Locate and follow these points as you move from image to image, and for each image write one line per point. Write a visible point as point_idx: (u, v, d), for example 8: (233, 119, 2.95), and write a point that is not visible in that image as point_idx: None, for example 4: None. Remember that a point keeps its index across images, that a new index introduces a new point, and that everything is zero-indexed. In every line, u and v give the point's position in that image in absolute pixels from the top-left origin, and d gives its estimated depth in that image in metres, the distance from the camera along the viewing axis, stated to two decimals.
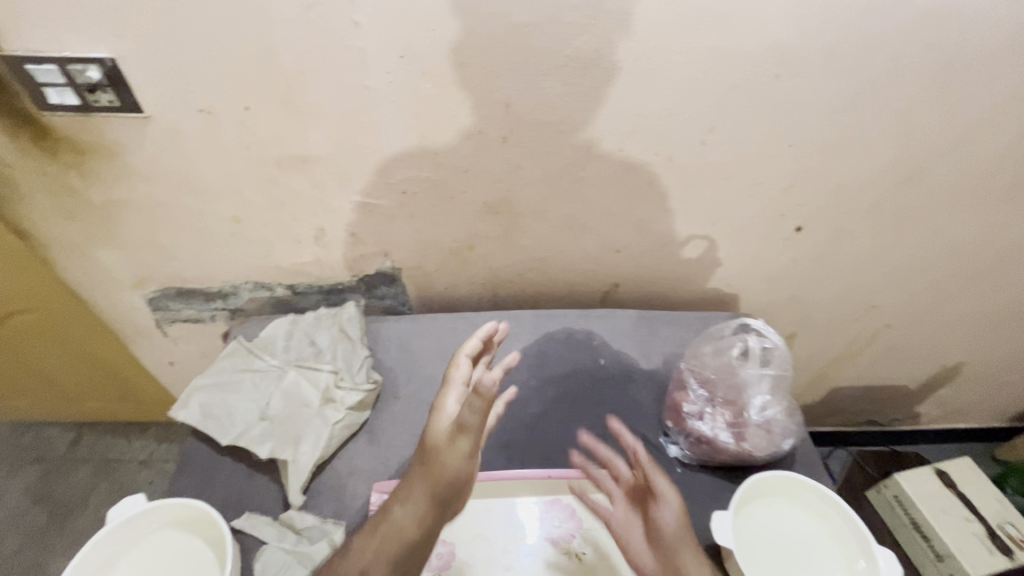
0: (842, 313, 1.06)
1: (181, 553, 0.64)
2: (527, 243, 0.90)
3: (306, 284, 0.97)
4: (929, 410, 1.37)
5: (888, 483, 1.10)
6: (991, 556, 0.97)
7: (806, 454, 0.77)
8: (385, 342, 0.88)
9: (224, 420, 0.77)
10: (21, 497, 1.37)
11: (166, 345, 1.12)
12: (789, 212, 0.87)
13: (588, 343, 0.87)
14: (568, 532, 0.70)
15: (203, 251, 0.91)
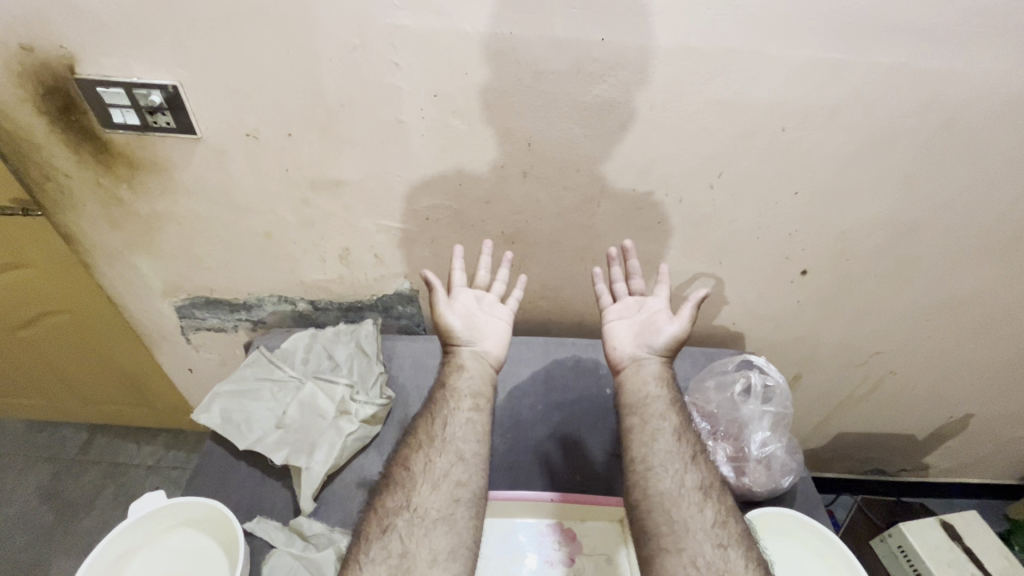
0: (845, 357, 1.08)
1: (196, 552, 0.67)
2: (540, 271, 0.94)
3: (327, 300, 1.02)
4: (937, 462, 1.36)
5: (892, 532, 1.08)
6: None
7: (806, 493, 0.77)
8: (399, 360, 0.92)
9: (242, 425, 0.80)
10: (32, 493, 1.40)
11: (187, 352, 1.16)
12: (794, 256, 0.90)
13: (595, 371, 0.91)
14: (568, 556, 0.71)
15: (235, 264, 0.96)
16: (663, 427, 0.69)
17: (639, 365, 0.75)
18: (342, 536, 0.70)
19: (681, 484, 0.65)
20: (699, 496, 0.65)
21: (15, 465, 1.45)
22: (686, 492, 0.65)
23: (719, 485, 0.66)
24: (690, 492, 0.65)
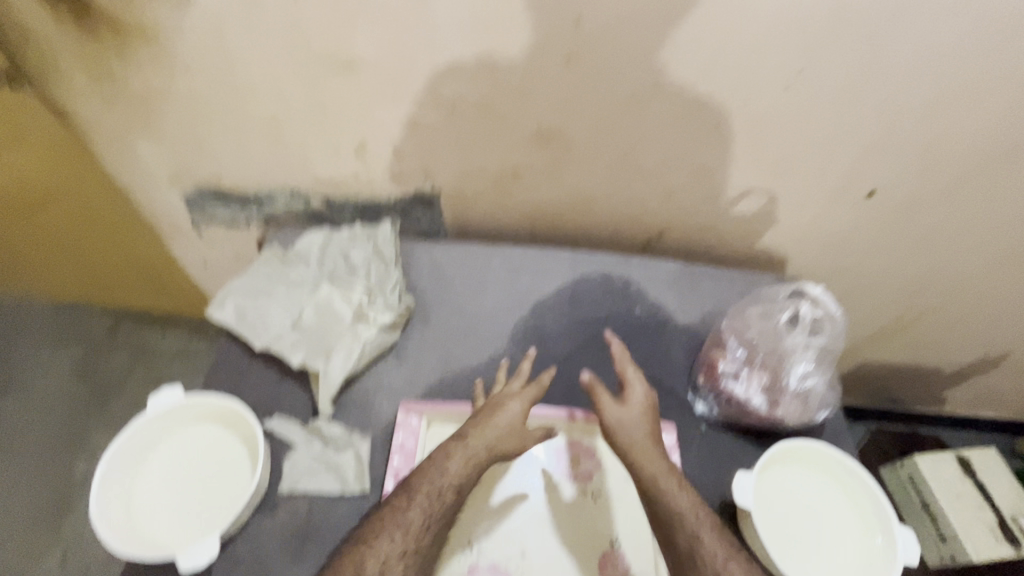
0: (892, 289, 1.01)
1: (215, 444, 0.67)
2: (574, 177, 0.85)
3: (342, 198, 0.95)
4: (954, 394, 1.31)
5: (905, 463, 1.09)
6: (997, 544, 0.97)
7: (836, 427, 0.75)
8: (419, 266, 0.87)
9: (257, 325, 0.78)
10: (66, 373, 1.45)
11: (200, 246, 1.12)
12: (864, 173, 0.79)
13: (625, 290, 0.86)
14: (586, 471, 0.70)
15: (242, 153, 0.88)
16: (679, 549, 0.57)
17: (643, 473, 0.61)
18: (360, 440, 0.69)
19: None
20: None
21: (47, 345, 1.49)
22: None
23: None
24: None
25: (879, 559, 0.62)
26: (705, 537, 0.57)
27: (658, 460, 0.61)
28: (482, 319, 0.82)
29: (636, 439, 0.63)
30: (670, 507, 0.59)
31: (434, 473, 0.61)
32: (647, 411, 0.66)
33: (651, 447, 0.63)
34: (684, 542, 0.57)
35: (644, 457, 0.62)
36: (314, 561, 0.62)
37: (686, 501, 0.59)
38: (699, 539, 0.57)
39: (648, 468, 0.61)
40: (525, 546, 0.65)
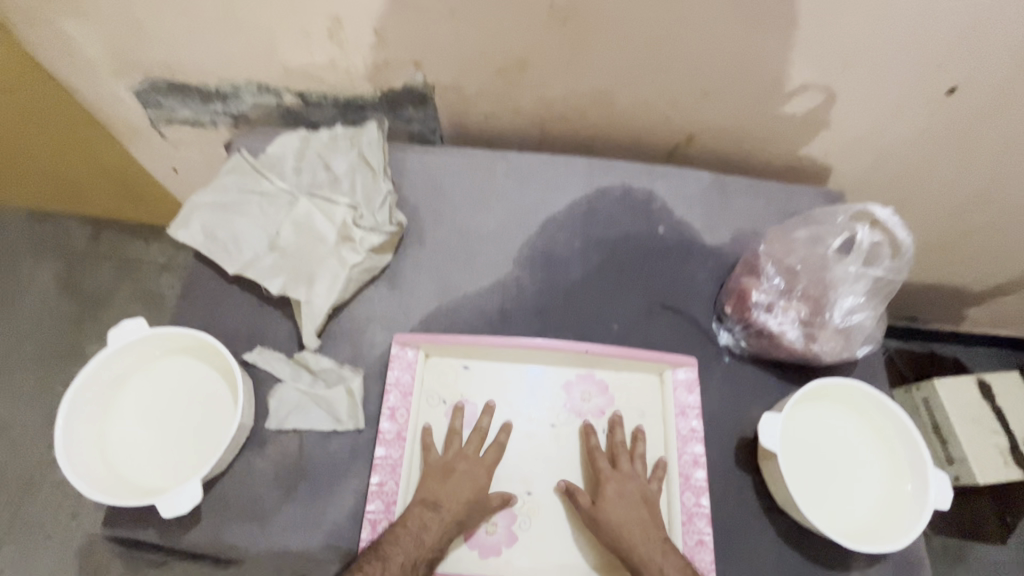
0: (944, 207, 0.89)
1: (192, 382, 0.61)
2: (595, 69, 0.70)
3: (319, 94, 0.81)
4: (978, 312, 1.17)
5: (921, 386, 1.04)
6: (1005, 467, 0.95)
7: (871, 361, 0.69)
8: (411, 177, 0.76)
9: (229, 246, 0.68)
10: (49, 282, 1.35)
11: (166, 149, 0.99)
12: (949, 64, 0.65)
13: (647, 205, 0.75)
14: (597, 407, 0.65)
15: (193, 36, 0.72)
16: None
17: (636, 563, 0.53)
18: (351, 374, 0.63)
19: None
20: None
21: (21, 254, 1.37)
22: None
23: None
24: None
25: (907, 505, 0.58)
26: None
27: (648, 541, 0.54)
28: (484, 240, 0.73)
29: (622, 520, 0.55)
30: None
31: (405, 536, 0.53)
32: (637, 493, 0.58)
33: (639, 529, 0.55)
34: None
35: (631, 539, 0.54)
36: (309, 498, 0.59)
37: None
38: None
39: (635, 547, 0.54)
40: (531, 484, 0.61)
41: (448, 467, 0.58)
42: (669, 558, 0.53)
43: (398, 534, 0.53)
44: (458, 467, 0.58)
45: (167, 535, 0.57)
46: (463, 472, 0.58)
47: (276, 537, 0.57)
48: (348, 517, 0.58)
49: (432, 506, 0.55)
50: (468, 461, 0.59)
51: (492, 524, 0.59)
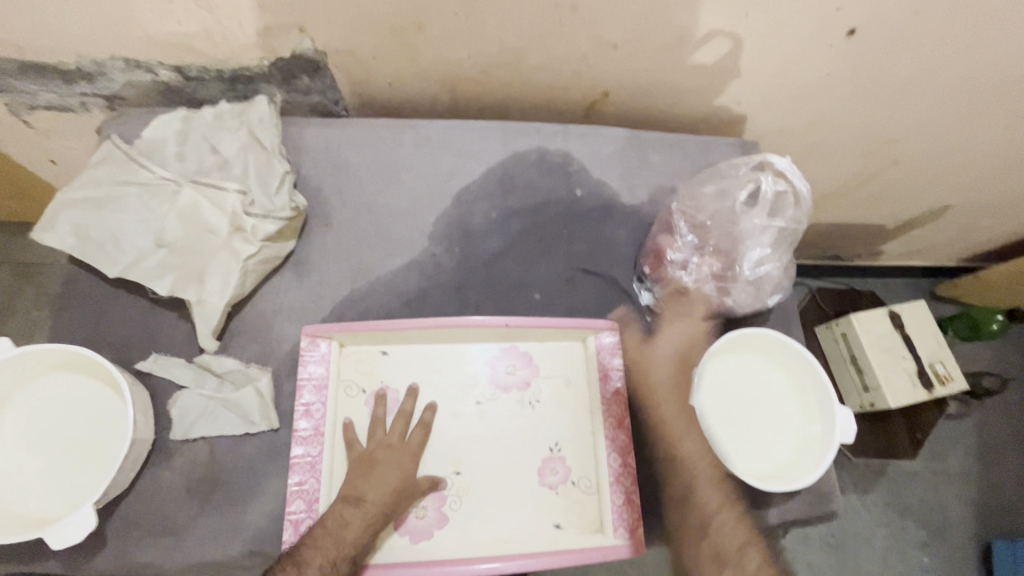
0: (854, 148, 0.90)
1: (78, 400, 0.56)
2: (496, 24, 0.66)
3: (200, 67, 0.73)
4: (892, 247, 1.24)
5: (841, 322, 1.09)
6: (914, 390, 1.01)
7: (783, 308, 0.71)
8: (311, 154, 0.70)
9: (109, 247, 0.62)
10: None
11: (38, 138, 0.88)
12: (847, 5, 0.64)
13: (563, 168, 0.73)
14: (522, 379, 0.64)
15: (31, 6, 0.62)
16: (677, 503, 0.61)
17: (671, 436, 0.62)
18: (260, 373, 0.60)
19: (700, 550, 0.58)
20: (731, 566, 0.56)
21: None
22: (710, 559, 0.57)
23: (741, 546, 0.57)
24: (711, 561, 0.57)
25: (814, 446, 0.61)
26: (704, 483, 0.60)
27: (668, 389, 0.64)
28: (395, 216, 0.69)
29: (661, 355, 0.66)
30: (675, 452, 0.62)
31: (329, 538, 0.51)
32: (677, 355, 0.66)
33: (670, 377, 0.65)
34: (685, 485, 0.61)
35: (659, 387, 0.64)
36: (225, 505, 0.56)
37: (693, 446, 0.61)
38: (699, 478, 0.60)
39: (662, 406, 0.63)
40: (459, 464, 0.60)
41: (370, 457, 0.57)
42: (685, 412, 0.62)
43: (321, 537, 0.51)
44: (381, 456, 0.57)
45: (71, 563, 0.53)
46: (384, 457, 0.57)
47: (192, 551, 0.54)
48: (268, 520, 0.56)
49: (355, 502, 0.53)
50: (393, 448, 0.58)
51: (423, 508, 0.59)
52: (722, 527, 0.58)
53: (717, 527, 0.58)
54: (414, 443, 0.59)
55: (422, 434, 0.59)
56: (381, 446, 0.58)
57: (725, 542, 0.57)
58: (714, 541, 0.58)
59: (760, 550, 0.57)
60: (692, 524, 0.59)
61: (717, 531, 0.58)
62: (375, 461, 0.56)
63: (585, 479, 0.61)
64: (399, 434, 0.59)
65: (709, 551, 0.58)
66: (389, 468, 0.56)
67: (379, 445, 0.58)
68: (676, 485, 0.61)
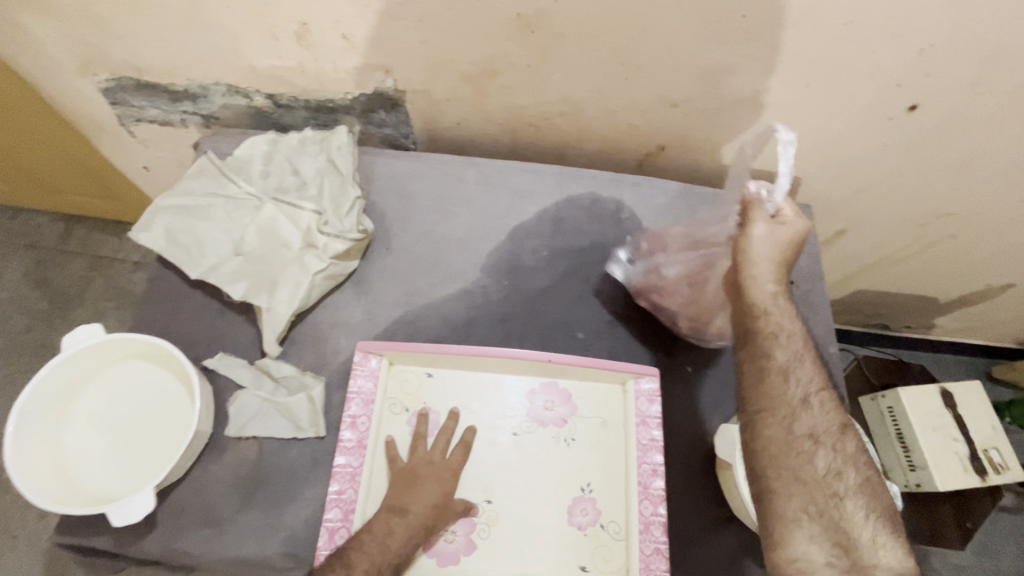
0: (908, 220, 0.90)
1: (149, 387, 0.60)
2: (563, 77, 0.70)
3: (290, 96, 0.80)
4: (947, 321, 1.19)
5: (887, 395, 1.05)
6: (965, 475, 0.96)
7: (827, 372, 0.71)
8: (380, 182, 0.76)
9: (193, 250, 0.68)
10: (18, 279, 1.27)
11: (136, 147, 0.97)
12: (908, 82, 0.66)
13: (615, 215, 0.76)
14: (560, 416, 0.65)
15: (157, 35, 0.71)
16: (774, 363, 0.55)
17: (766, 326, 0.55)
18: (313, 381, 0.63)
19: (792, 430, 0.53)
20: (819, 451, 0.54)
21: None
22: (801, 439, 0.53)
23: (837, 429, 0.55)
24: (806, 441, 0.53)
25: None
26: (803, 366, 0.55)
27: (770, 283, 0.57)
28: (452, 246, 0.73)
29: (763, 254, 0.57)
30: (777, 324, 0.55)
31: (373, 543, 0.53)
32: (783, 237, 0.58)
33: (769, 264, 0.57)
34: (785, 359, 0.55)
35: (757, 271, 0.57)
36: (266, 504, 0.58)
37: (790, 323, 0.56)
38: (800, 365, 0.55)
39: (766, 302, 0.56)
40: (492, 493, 0.61)
41: (414, 470, 0.59)
42: (783, 310, 0.56)
43: (365, 542, 0.54)
44: (425, 469, 0.59)
45: (120, 542, 0.57)
46: (428, 471, 0.59)
47: (231, 546, 0.57)
48: (305, 525, 0.58)
49: (399, 511, 0.56)
50: (435, 463, 0.60)
51: (452, 532, 0.59)
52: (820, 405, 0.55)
53: (815, 405, 0.54)
54: (455, 459, 0.61)
55: (464, 453, 0.61)
56: (425, 459, 0.60)
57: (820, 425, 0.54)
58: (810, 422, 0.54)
59: (853, 438, 0.56)
60: (786, 396, 0.54)
61: (811, 411, 0.54)
62: (419, 473, 0.59)
63: (613, 523, 0.61)
64: (441, 450, 0.61)
65: (803, 432, 0.54)
66: (433, 481, 0.58)
67: (422, 461, 0.60)
68: (776, 357, 0.55)
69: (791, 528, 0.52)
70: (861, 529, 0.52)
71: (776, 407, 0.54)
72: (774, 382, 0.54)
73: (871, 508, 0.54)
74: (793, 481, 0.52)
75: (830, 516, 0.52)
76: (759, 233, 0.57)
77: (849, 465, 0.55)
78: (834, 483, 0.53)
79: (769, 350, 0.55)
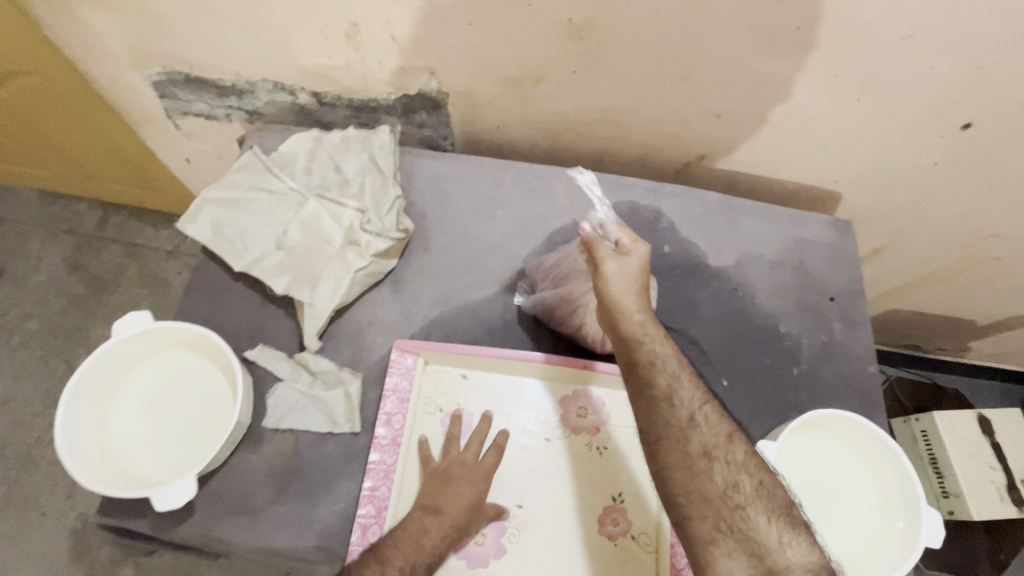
0: (952, 240, 0.87)
1: (192, 376, 0.62)
2: (608, 84, 0.70)
3: (334, 95, 0.81)
4: (982, 346, 1.15)
5: (921, 419, 1.03)
6: (1002, 505, 0.92)
7: (867, 393, 0.70)
8: (420, 183, 0.76)
9: (237, 243, 0.69)
10: (58, 263, 1.31)
11: (180, 139, 0.99)
12: (964, 100, 0.64)
13: (653, 223, 0.75)
14: (593, 424, 0.65)
15: (211, 31, 0.73)
16: (658, 389, 0.52)
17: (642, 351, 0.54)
18: (350, 377, 0.64)
19: (687, 449, 0.51)
20: (715, 466, 0.50)
21: (33, 233, 1.33)
22: (694, 458, 0.50)
23: (728, 438, 0.52)
24: (700, 460, 0.50)
25: (896, 543, 0.58)
26: (685, 383, 0.54)
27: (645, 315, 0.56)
28: (489, 249, 0.73)
29: (632, 282, 0.57)
30: (654, 352, 0.54)
31: (408, 542, 0.53)
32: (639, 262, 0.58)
33: (631, 298, 0.56)
34: (664, 385, 0.53)
35: (623, 307, 0.55)
36: (301, 496, 0.59)
37: (665, 347, 0.55)
38: (679, 386, 0.53)
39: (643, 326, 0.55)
40: (522, 497, 0.61)
41: (447, 472, 0.60)
42: (655, 334, 0.55)
43: (401, 539, 0.54)
44: (457, 472, 0.59)
45: (159, 526, 0.58)
46: (458, 472, 0.59)
47: (265, 536, 0.57)
48: (338, 519, 0.58)
49: (437, 514, 0.56)
50: (468, 465, 0.60)
51: (481, 535, 0.60)
52: (706, 419, 0.52)
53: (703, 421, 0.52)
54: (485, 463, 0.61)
55: (494, 457, 0.61)
56: (458, 461, 0.60)
57: (712, 440, 0.51)
58: (701, 440, 0.51)
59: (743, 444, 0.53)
60: (674, 417, 0.52)
61: (699, 430, 0.52)
62: (450, 476, 0.59)
63: (644, 535, 0.60)
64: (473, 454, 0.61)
65: (699, 451, 0.51)
66: (464, 483, 0.58)
67: (452, 465, 0.60)
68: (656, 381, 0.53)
69: (708, 549, 0.48)
70: (773, 544, 0.48)
71: (670, 433, 0.51)
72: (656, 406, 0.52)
73: (771, 509, 0.50)
74: (697, 501, 0.49)
75: (740, 530, 0.48)
76: (612, 267, 0.57)
77: (744, 473, 0.51)
78: (734, 497, 0.50)
79: (648, 370, 0.53)
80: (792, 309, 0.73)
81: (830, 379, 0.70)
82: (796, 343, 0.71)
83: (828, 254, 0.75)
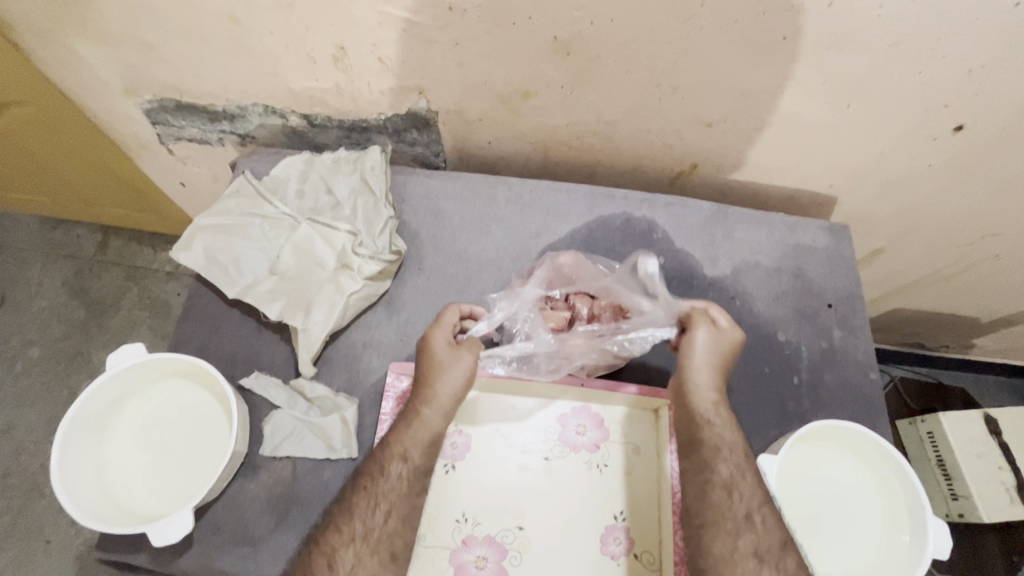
0: (950, 239, 0.86)
1: (187, 406, 0.62)
2: (597, 98, 0.70)
3: (325, 116, 0.81)
4: (988, 342, 1.13)
5: (926, 419, 1.01)
6: (1011, 505, 0.91)
7: (869, 400, 0.69)
8: (413, 202, 0.76)
9: (229, 269, 0.69)
10: (58, 289, 1.31)
11: (173, 163, 0.99)
12: (955, 103, 0.64)
13: (647, 235, 0.75)
14: (591, 442, 0.65)
15: (201, 60, 0.73)
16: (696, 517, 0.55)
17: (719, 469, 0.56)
18: (346, 403, 0.64)
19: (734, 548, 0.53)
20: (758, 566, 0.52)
21: (34, 260, 1.34)
22: (733, 547, 0.53)
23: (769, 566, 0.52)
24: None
25: (904, 556, 0.57)
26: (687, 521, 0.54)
27: (717, 408, 0.59)
28: (484, 266, 0.73)
29: (705, 377, 0.60)
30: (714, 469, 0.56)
31: (408, 434, 0.58)
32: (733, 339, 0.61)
33: (711, 371, 0.60)
34: (716, 468, 0.56)
35: (700, 376, 0.60)
36: (300, 524, 0.59)
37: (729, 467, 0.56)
38: (730, 471, 0.56)
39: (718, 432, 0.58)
40: (523, 518, 0.61)
41: (423, 355, 0.61)
42: (724, 420, 0.59)
43: (402, 433, 0.58)
44: (433, 363, 0.60)
45: (158, 560, 0.58)
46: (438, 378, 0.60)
47: (265, 565, 0.57)
48: None
49: (426, 405, 0.59)
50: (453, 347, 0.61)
51: (482, 559, 0.59)
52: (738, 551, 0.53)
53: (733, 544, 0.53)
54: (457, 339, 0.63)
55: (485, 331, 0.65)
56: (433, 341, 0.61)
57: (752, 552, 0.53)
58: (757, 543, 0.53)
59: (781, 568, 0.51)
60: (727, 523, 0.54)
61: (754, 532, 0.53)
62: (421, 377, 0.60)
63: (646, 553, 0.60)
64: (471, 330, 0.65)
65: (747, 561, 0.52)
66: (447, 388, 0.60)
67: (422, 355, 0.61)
68: (706, 465, 0.57)
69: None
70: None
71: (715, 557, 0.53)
72: (706, 491, 0.56)
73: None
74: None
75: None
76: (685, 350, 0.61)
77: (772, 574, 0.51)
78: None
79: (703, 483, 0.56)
80: (791, 316, 0.72)
81: (832, 387, 0.69)
82: (796, 352, 0.71)
83: (825, 260, 0.75)
